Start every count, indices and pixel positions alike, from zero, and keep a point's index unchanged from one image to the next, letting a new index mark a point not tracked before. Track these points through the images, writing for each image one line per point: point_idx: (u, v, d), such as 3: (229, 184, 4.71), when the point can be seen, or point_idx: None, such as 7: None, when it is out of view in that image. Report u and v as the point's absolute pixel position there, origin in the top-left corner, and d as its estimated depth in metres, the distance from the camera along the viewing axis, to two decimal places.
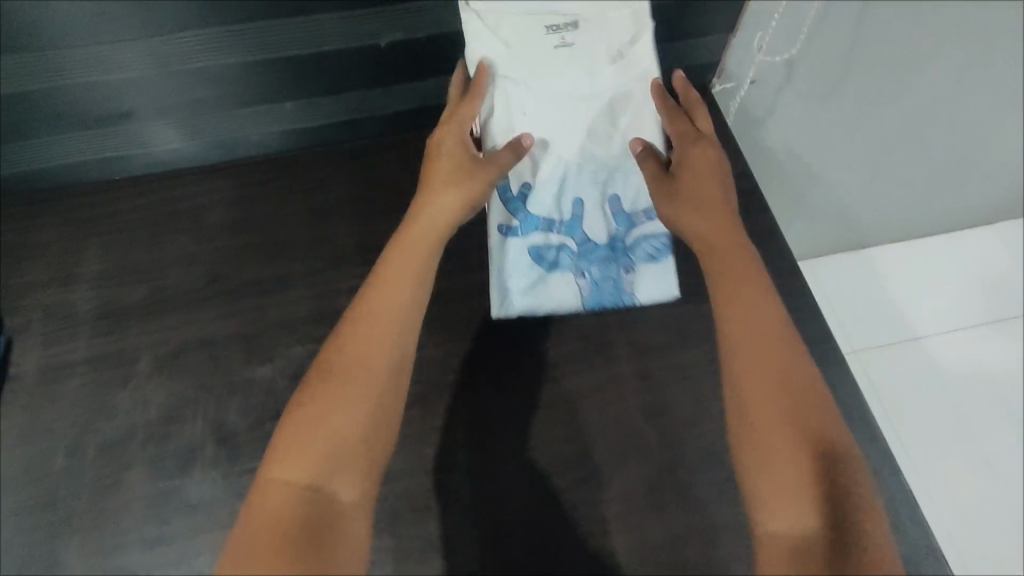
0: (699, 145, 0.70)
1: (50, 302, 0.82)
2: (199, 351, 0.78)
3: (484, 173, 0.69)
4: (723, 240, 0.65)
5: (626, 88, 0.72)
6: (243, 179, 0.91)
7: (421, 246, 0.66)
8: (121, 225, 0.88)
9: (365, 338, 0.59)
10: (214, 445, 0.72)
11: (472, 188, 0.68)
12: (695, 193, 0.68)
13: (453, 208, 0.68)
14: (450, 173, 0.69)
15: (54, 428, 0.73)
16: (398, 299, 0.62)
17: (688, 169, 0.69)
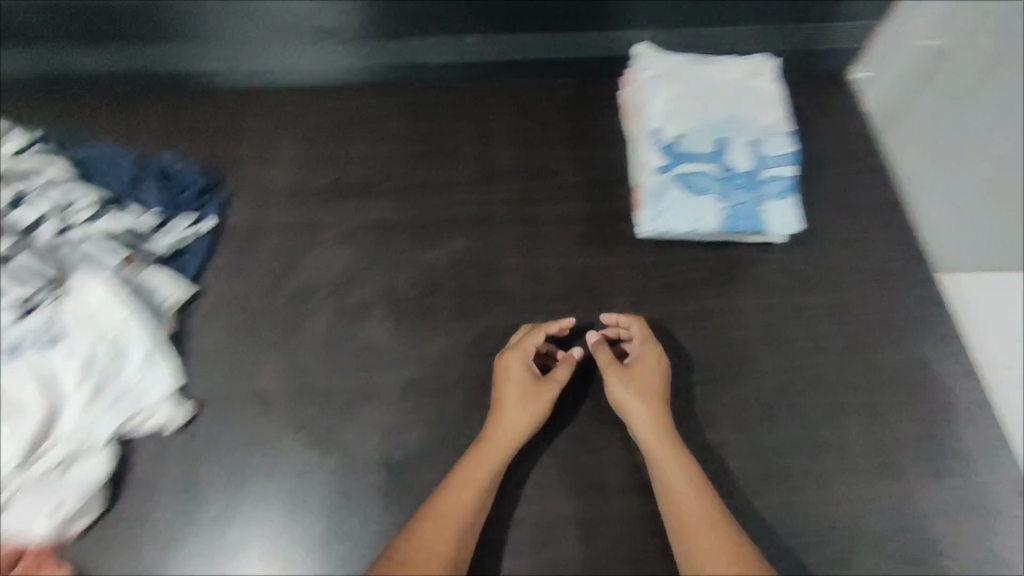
0: (650, 345, 0.78)
1: (247, 177, 0.95)
2: (375, 232, 0.90)
3: (546, 388, 0.75)
4: (663, 433, 0.72)
5: (761, 92, 0.90)
6: (418, 95, 1.02)
7: (485, 457, 0.71)
8: (307, 126, 0.99)
9: (428, 530, 0.66)
10: (387, 306, 0.85)
11: (540, 402, 0.74)
12: (650, 386, 0.75)
13: (521, 416, 0.73)
14: (518, 392, 0.75)
15: (256, 274, 0.87)
16: (461, 502, 0.68)
17: (641, 368, 0.77)
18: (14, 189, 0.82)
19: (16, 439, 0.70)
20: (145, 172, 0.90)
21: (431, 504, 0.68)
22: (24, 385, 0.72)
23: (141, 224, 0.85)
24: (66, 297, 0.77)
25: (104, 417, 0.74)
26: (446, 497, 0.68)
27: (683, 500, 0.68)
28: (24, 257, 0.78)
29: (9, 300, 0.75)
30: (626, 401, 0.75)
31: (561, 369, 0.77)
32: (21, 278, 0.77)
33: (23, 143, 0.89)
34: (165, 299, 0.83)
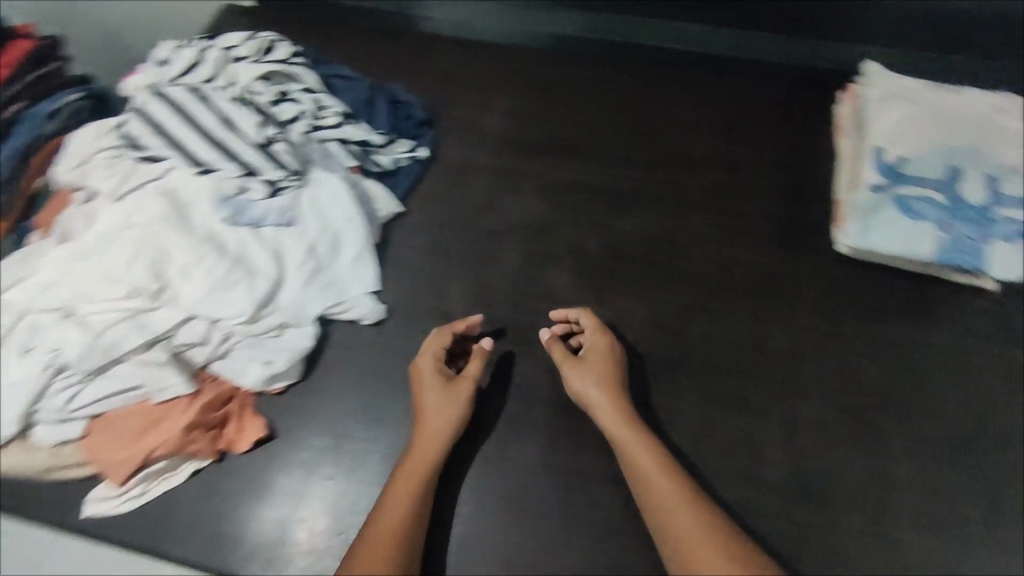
0: (603, 335, 0.79)
1: (464, 117, 1.03)
2: (571, 190, 0.96)
3: (465, 383, 0.76)
4: (627, 421, 0.73)
5: (1004, 130, 0.87)
6: (634, 73, 1.06)
7: (425, 438, 0.73)
8: (526, 82, 1.06)
9: (387, 511, 0.67)
10: (574, 260, 0.91)
11: (458, 396, 0.75)
12: (601, 371, 0.76)
13: (450, 403, 0.75)
14: (436, 383, 0.76)
15: (459, 205, 0.95)
16: (411, 480, 0.70)
17: (595, 358, 0.77)
18: (279, 87, 0.92)
19: (250, 298, 0.79)
20: (377, 96, 0.99)
21: (388, 491, 0.69)
22: (263, 254, 0.82)
23: (374, 139, 0.92)
24: (309, 187, 0.87)
25: (317, 298, 0.83)
26: (401, 474, 0.71)
27: (645, 463, 0.69)
28: (278, 145, 0.87)
29: (262, 178, 0.84)
30: (586, 393, 0.75)
31: (472, 364, 0.77)
32: (274, 162, 0.85)
33: (288, 48, 0.97)
34: (379, 209, 0.91)
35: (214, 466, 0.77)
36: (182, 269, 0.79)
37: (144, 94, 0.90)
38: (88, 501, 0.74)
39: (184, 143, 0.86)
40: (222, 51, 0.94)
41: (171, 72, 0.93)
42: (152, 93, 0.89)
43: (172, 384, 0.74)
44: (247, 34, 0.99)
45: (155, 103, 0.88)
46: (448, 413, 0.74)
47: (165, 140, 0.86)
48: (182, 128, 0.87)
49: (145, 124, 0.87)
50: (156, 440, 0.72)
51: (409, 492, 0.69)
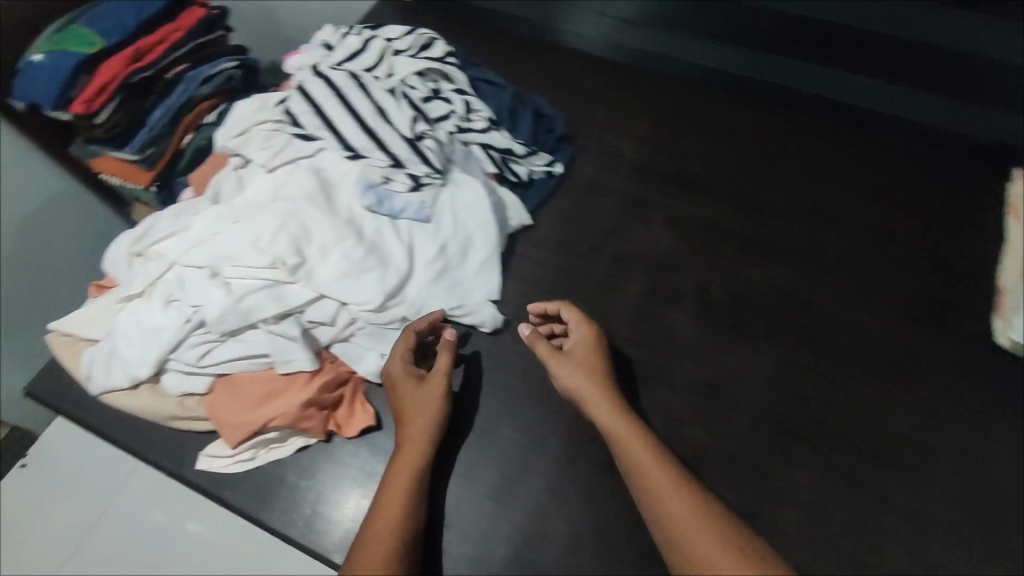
0: (587, 326, 0.79)
1: (603, 138, 1.01)
2: (705, 229, 0.93)
3: (436, 379, 0.76)
4: (614, 410, 0.71)
5: None
6: (784, 118, 1.03)
7: (410, 433, 0.73)
8: (670, 112, 1.05)
9: (379, 511, 0.68)
10: (699, 302, 0.87)
11: (433, 392, 0.75)
12: (583, 364, 0.76)
13: (424, 399, 0.75)
14: (406, 382, 0.75)
15: (587, 225, 0.93)
16: (401, 478, 0.70)
17: (580, 352, 0.77)
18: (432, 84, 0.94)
19: (380, 287, 0.80)
20: (522, 107, 0.99)
21: (377, 493, 0.70)
22: (398, 246, 0.83)
23: (516, 148, 0.92)
24: (451, 186, 0.88)
25: (441, 298, 0.83)
26: (394, 471, 0.71)
27: (627, 436, 0.69)
28: (427, 141, 0.87)
29: (407, 172, 0.85)
30: (574, 385, 0.74)
31: (441, 359, 0.77)
32: (421, 157, 0.86)
33: (445, 48, 0.98)
34: (511, 218, 0.90)
35: (319, 445, 0.78)
36: (321, 248, 0.80)
37: (305, 73, 0.93)
38: (202, 455, 0.77)
39: (337, 125, 0.87)
40: (383, 42, 0.96)
41: (335, 57, 0.95)
42: (314, 74, 0.92)
43: (296, 359, 0.75)
44: (406, 28, 1.00)
45: (316, 83, 0.90)
46: (429, 407, 0.75)
47: (320, 120, 0.88)
48: (337, 110, 0.88)
49: (304, 102, 0.89)
50: (274, 411, 0.74)
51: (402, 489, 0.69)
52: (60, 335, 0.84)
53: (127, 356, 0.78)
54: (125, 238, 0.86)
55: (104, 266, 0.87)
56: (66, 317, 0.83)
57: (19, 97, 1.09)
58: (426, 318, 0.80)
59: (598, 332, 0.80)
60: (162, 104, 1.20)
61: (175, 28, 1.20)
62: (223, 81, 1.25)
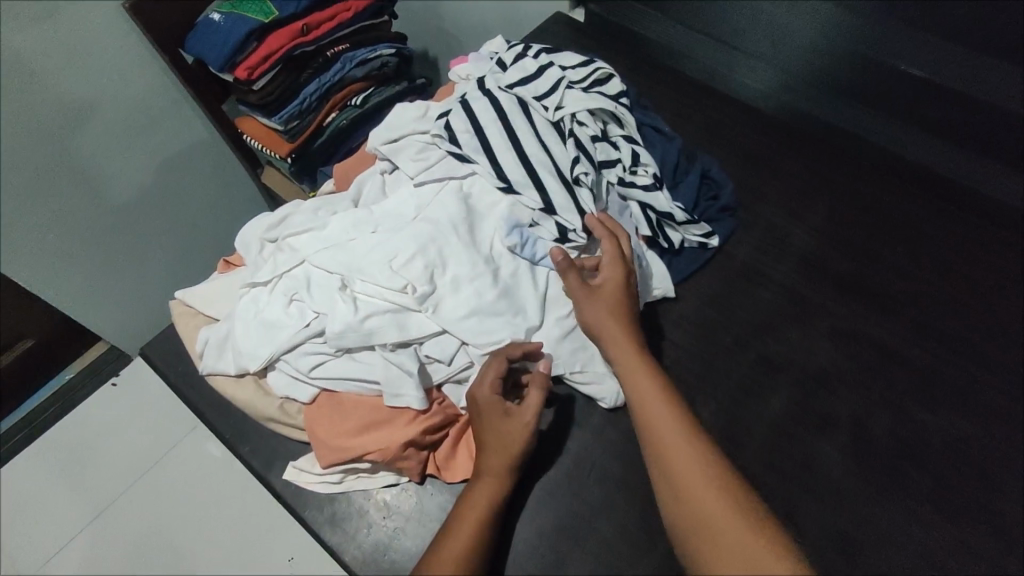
0: (615, 259, 0.76)
1: (771, 218, 0.91)
2: (874, 349, 0.81)
3: (524, 416, 0.70)
4: (627, 342, 0.72)
5: None
6: (978, 239, 0.91)
7: (486, 465, 0.70)
8: (853, 206, 0.93)
9: (445, 542, 0.65)
10: (851, 433, 0.76)
11: (519, 431, 0.70)
12: (607, 296, 0.74)
13: (510, 434, 0.70)
14: (491, 412, 0.70)
15: (735, 314, 0.84)
16: (474, 515, 0.67)
17: (607, 286, 0.75)
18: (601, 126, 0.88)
19: (505, 335, 0.74)
20: (690, 168, 0.90)
21: (447, 522, 0.67)
22: (531, 294, 0.77)
23: (677, 214, 0.83)
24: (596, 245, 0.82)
25: (565, 358, 0.77)
26: (468, 499, 0.68)
27: (636, 373, 0.69)
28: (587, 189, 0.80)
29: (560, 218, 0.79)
30: (594, 319, 0.74)
31: (532, 395, 0.71)
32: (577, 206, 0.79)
33: (619, 89, 0.91)
34: (654, 289, 0.83)
35: (410, 486, 0.74)
36: (453, 281, 0.76)
37: (472, 89, 0.88)
38: (291, 466, 0.74)
39: (496, 153, 0.82)
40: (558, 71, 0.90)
41: (505, 76, 0.89)
42: (482, 93, 0.86)
43: (407, 394, 0.71)
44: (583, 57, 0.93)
45: (482, 103, 0.85)
46: (513, 446, 0.70)
47: (479, 143, 0.82)
48: (498, 138, 0.82)
49: (466, 121, 0.84)
50: (374, 443, 0.70)
51: (474, 516, 0.67)
52: (183, 304, 0.84)
53: (240, 345, 0.76)
54: (262, 223, 0.85)
55: (236, 245, 0.86)
56: (193, 289, 0.84)
57: (190, 50, 1.11)
58: (523, 343, 0.74)
59: (628, 269, 0.77)
60: (317, 81, 1.19)
61: (346, 8, 1.18)
62: (378, 67, 1.24)
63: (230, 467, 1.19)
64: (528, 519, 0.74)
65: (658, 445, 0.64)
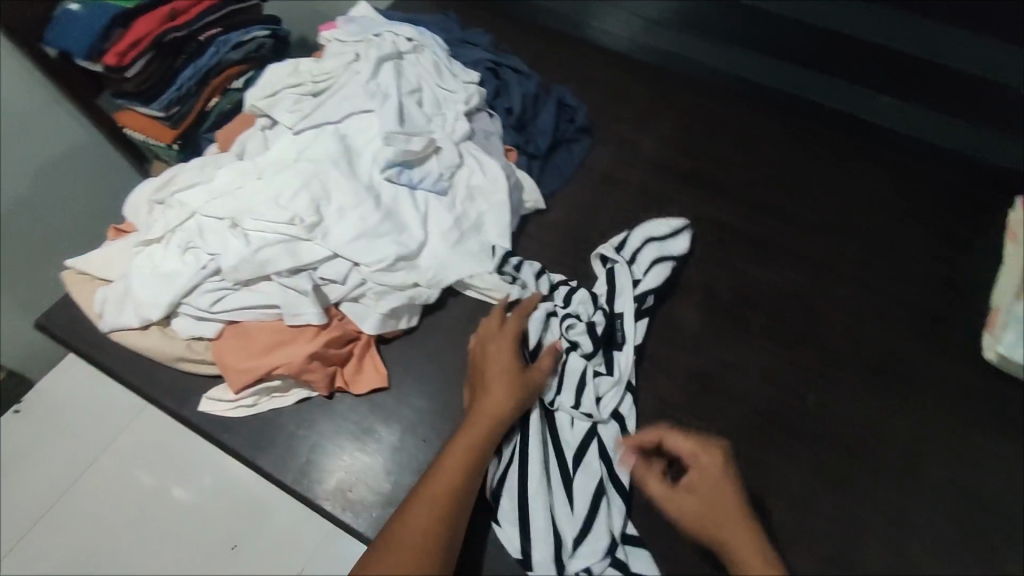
0: (705, 460, 0.68)
1: (623, 133, 1.03)
2: (717, 228, 0.93)
3: (535, 371, 0.76)
4: (739, 541, 0.64)
5: None
6: (801, 123, 1.02)
7: (490, 403, 0.72)
8: (691, 112, 1.04)
9: (446, 465, 0.68)
10: (703, 297, 0.88)
11: (530, 380, 0.75)
12: (701, 497, 0.66)
13: (521, 381, 0.74)
14: (506, 355, 0.76)
15: (599, 214, 0.95)
16: (478, 445, 0.70)
17: (702, 486, 0.67)
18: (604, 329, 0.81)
19: (391, 251, 0.81)
20: (546, 97, 1.01)
21: (452, 446, 0.70)
22: (413, 214, 0.85)
23: (646, 282, 0.84)
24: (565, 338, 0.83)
25: (454, 266, 0.84)
26: (467, 432, 0.71)
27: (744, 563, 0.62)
28: (592, 515, 0.71)
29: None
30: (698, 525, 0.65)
31: (545, 358, 0.77)
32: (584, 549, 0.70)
33: (630, 295, 0.82)
34: (527, 202, 0.92)
35: (322, 400, 0.81)
36: (339, 210, 0.83)
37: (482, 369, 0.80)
38: (205, 398, 0.80)
39: (525, 501, 0.71)
40: (422, 35, 0.99)
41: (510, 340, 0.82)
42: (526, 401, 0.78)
43: (306, 312, 0.78)
44: (609, 245, 0.87)
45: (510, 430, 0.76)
46: (521, 391, 0.74)
47: (513, 488, 0.72)
48: (520, 483, 0.72)
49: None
50: (280, 359, 0.76)
51: (474, 450, 0.70)
52: (76, 273, 0.86)
53: (139, 296, 0.79)
54: (148, 186, 0.87)
55: (125, 213, 0.88)
56: (83, 256, 0.86)
57: (52, 44, 1.04)
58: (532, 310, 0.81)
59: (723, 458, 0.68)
60: (194, 65, 1.13)
61: None
62: (254, 50, 1.18)
63: (164, 497, 1.01)
64: (436, 408, 0.81)
65: None
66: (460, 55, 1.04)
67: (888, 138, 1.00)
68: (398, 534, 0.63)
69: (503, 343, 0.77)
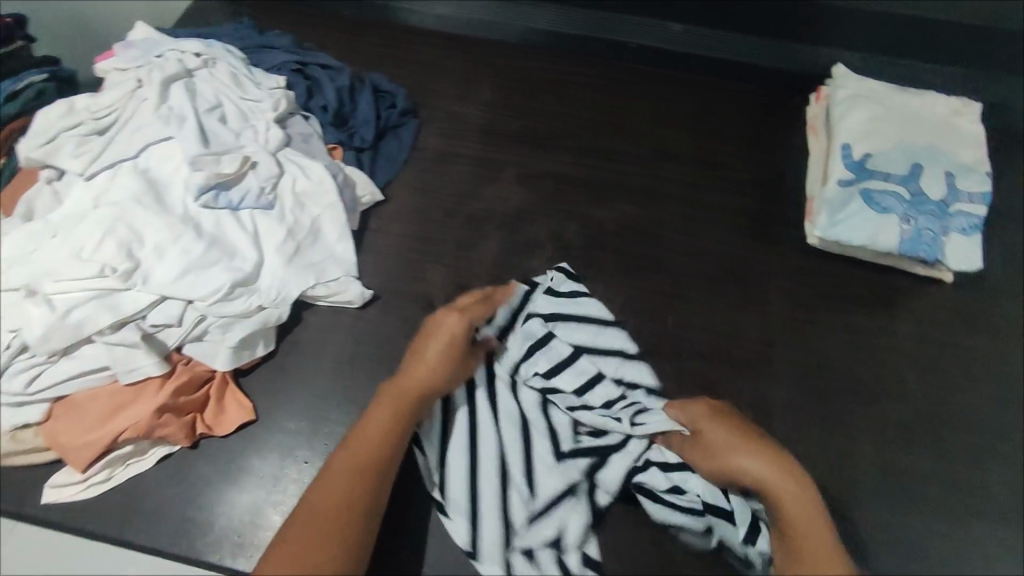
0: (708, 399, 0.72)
1: (448, 108, 1.02)
2: (553, 180, 0.96)
3: (470, 361, 0.76)
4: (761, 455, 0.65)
5: (959, 114, 0.92)
6: (612, 64, 1.06)
7: (429, 376, 0.71)
8: (509, 74, 1.06)
9: (375, 439, 0.66)
10: (553, 248, 0.90)
11: (465, 369, 0.75)
12: (719, 424, 0.69)
13: (459, 367, 0.74)
14: (456, 335, 0.73)
15: (439, 193, 0.95)
16: (410, 417, 0.69)
17: (715, 416, 0.70)
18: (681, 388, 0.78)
19: (224, 278, 0.77)
20: (361, 87, 0.99)
21: (382, 413, 0.68)
22: (242, 235, 0.80)
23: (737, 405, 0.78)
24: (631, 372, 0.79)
25: (298, 278, 0.81)
26: (399, 398, 0.69)
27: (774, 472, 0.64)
28: (560, 506, 0.71)
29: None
30: (721, 449, 0.67)
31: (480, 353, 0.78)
32: (553, 541, 0.69)
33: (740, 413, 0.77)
34: (362, 197, 0.90)
35: (186, 452, 0.75)
36: (156, 249, 0.76)
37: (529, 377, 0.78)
38: (49, 487, 0.72)
39: (483, 477, 0.73)
40: (211, 45, 0.92)
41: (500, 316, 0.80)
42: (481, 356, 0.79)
43: (142, 365, 0.72)
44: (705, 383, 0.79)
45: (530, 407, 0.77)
46: (455, 375, 0.74)
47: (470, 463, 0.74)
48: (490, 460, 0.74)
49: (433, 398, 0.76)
50: (125, 422, 0.71)
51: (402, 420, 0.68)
52: None
53: None
54: None
55: None
56: None
57: None
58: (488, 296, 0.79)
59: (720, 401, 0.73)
60: None
61: None
62: (33, 99, 0.93)
63: None
64: (310, 426, 0.78)
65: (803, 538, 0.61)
66: (261, 61, 0.98)
67: (690, 62, 1.06)
68: (310, 505, 0.61)
69: (455, 322, 0.74)
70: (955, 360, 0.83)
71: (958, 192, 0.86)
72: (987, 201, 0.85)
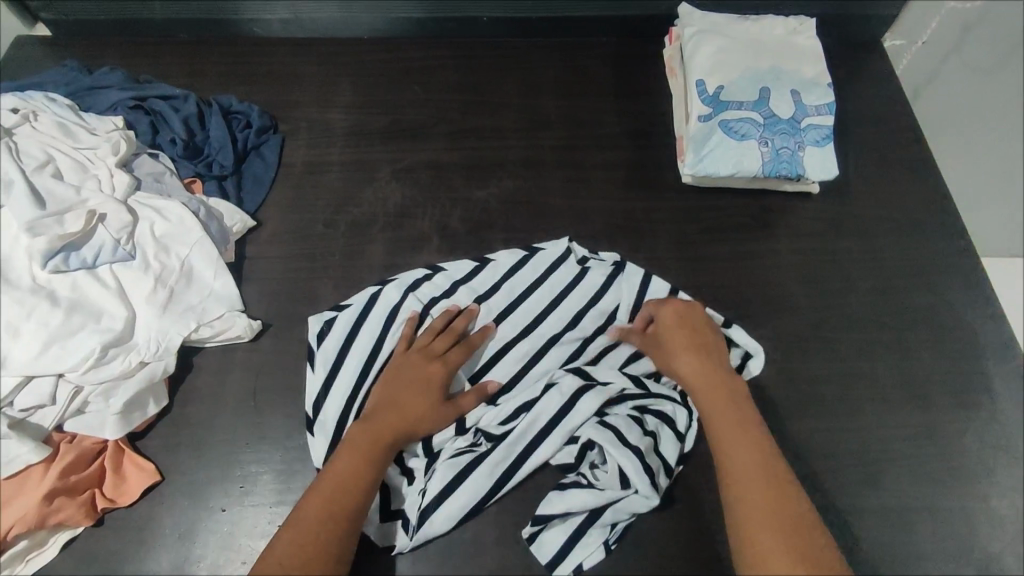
0: (672, 309, 0.79)
1: (312, 117, 0.99)
2: (430, 170, 0.94)
3: (452, 408, 0.74)
4: (717, 390, 0.72)
5: (796, 31, 0.96)
6: (469, 44, 1.05)
7: (410, 418, 0.71)
8: (368, 71, 1.02)
9: (351, 467, 0.66)
10: (440, 238, 0.89)
11: (447, 413, 0.73)
12: (678, 342, 0.76)
13: (442, 413, 0.73)
14: (438, 378, 0.74)
15: (315, 206, 0.91)
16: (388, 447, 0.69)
17: (673, 332, 0.77)
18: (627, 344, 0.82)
19: (92, 344, 0.71)
20: (208, 111, 0.94)
21: (360, 437, 0.69)
22: (104, 294, 0.75)
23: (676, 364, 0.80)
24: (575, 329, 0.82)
25: (176, 325, 0.76)
26: (377, 432, 0.69)
27: (727, 413, 0.69)
28: (476, 469, 0.72)
29: (584, 563, 0.70)
30: (674, 366, 0.75)
31: (467, 396, 0.75)
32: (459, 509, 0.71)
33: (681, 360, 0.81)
34: (232, 227, 0.86)
35: (92, 530, 0.72)
36: (8, 329, 0.70)
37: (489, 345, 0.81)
38: None
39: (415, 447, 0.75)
40: (30, 98, 0.84)
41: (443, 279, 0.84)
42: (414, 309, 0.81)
43: (20, 454, 0.67)
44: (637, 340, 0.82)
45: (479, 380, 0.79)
46: (435, 419, 0.72)
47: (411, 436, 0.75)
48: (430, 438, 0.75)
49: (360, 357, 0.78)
50: (12, 516, 0.66)
51: (377, 453, 0.68)
52: None
53: None
54: None
55: None
56: None
57: None
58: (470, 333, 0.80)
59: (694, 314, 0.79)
60: None
61: None
62: None
63: None
64: (224, 470, 0.75)
65: (741, 482, 0.64)
66: (93, 105, 0.92)
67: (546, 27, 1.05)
68: (283, 537, 0.61)
69: (439, 365, 0.75)
70: (834, 265, 0.88)
71: (805, 107, 0.90)
72: (831, 111, 0.90)
